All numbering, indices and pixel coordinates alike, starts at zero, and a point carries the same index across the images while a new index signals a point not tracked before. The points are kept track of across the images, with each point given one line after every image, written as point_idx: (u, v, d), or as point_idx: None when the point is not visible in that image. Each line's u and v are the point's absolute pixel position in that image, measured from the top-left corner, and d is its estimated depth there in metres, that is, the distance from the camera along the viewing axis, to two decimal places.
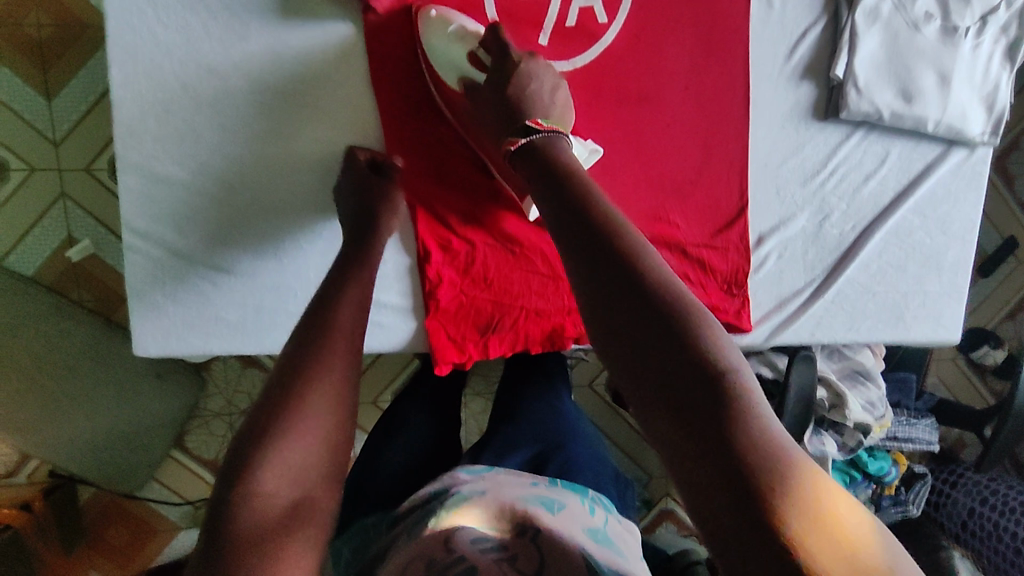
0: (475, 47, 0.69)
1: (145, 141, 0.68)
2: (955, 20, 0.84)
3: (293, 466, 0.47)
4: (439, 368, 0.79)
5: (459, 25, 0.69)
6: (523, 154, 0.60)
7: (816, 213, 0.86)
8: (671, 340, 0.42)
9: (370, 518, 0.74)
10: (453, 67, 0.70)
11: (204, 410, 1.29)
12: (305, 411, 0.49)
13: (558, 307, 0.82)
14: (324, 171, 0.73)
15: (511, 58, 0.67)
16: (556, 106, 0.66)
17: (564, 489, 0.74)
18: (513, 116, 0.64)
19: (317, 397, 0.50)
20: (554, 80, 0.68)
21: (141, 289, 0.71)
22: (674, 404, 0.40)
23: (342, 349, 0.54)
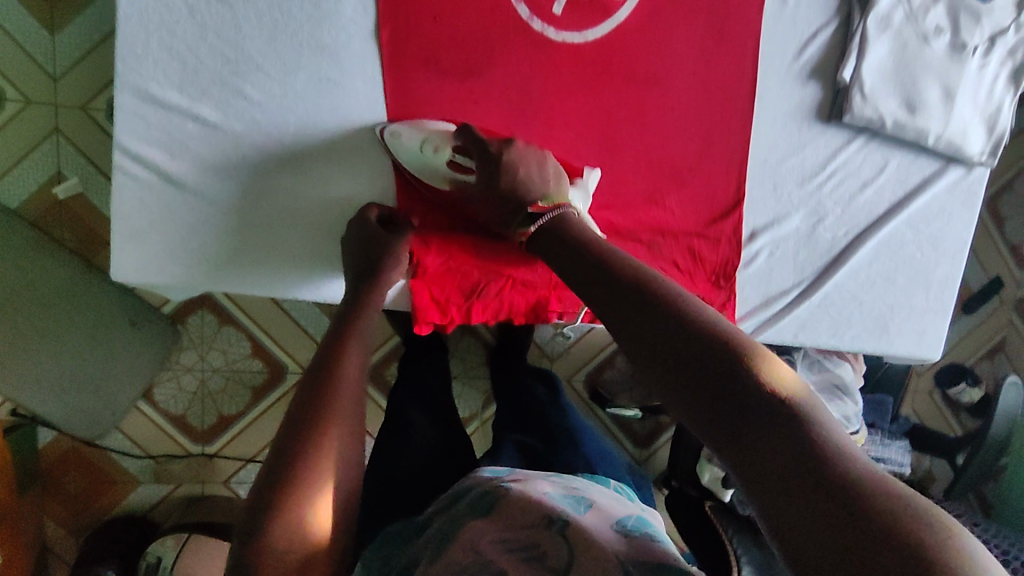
0: (451, 154, 0.70)
1: (145, 62, 0.66)
2: (964, 37, 0.84)
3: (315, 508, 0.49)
4: (419, 327, 0.79)
5: (426, 137, 0.70)
6: (536, 241, 0.66)
7: (810, 214, 0.87)
8: (701, 352, 0.47)
9: (393, 528, 0.70)
10: (438, 173, 0.71)
11: (175, 363, 1.25)
12: (320, 458, 0.50)
13: (545, 280, 0.81)
14: (324, 116, 0.72)
15: (491, 151, 0.68)
16: (549, 181, 0.69)
17: (587, 482, 0.70)
18: (513, 203, 0.68)
19: (329, 448, 0.51)
20: (540, 158, 0.69)
21: (126, 212, 0.69)
22: (710, 404, 0.44)
23: (346, 398, 0.55)
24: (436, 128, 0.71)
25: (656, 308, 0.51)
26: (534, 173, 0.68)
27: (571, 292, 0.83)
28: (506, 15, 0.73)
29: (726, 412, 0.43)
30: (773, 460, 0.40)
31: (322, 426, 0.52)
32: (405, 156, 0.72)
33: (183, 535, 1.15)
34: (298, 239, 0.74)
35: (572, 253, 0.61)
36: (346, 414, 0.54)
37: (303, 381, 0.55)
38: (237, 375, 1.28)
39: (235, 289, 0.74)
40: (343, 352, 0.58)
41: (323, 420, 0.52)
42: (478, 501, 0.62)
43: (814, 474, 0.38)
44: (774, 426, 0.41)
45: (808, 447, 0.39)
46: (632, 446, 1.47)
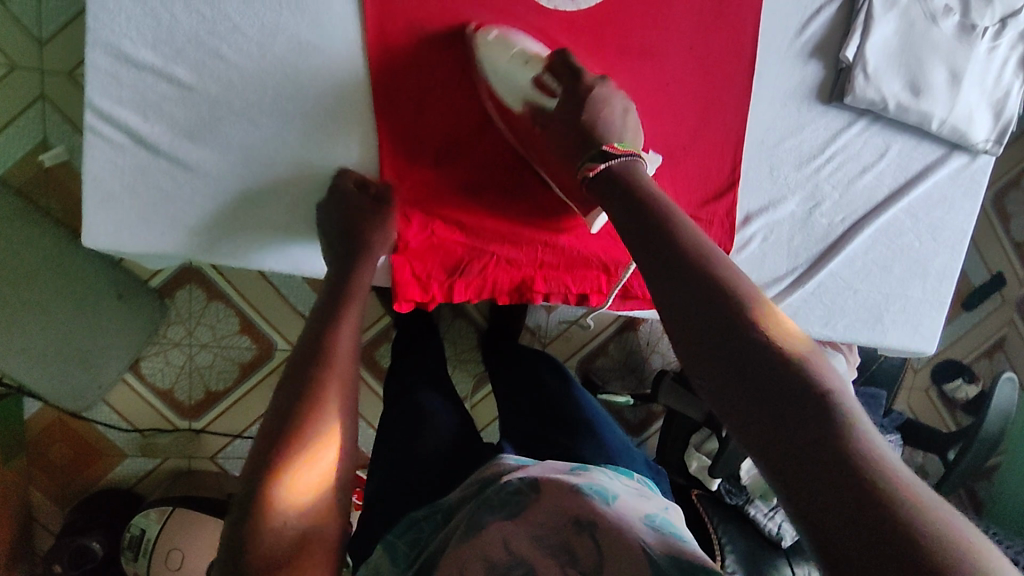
0: (542, 72, 0.69)
1: (117, 16, 0.64)
2: (975, 18, 0.81)
3: (314, 489, 0.51)
4: (399, 304, 0.76)
5: (521, 49, 0.70)
6: (600, 182, 0.61)
7: (807, 198, 0.84)
8: (703, 297, 0.48)
9: (420, 510, 0.69)
10: (518, 91, 0.69)
11: (161, 337, 1.24)
12: (321, 442, 0.53)
13: (530, 259, 0.79)
14: (304, 82, 0.69)
15: (583, 81, 0.67)
16: (627, 129, 0.67)
17: (615, 475, 0.68)
18: (588, 138, 0.64)
19: (326, 431, 0.54)
20: (625, 105, 0.67)
21: (99, 174, 0.67)
22: (711, 346, 0.46)
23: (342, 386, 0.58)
24: (527, 46, 0.70)
25: (659, 256, 0.52)
26: (618, 117, 0.66)
27: (560, 273, 0.80)
28: None
29: (728, 352, 0.45)
30: (757, 397, 0.43)
31: (321, 409, 0.54)
32: (490, 66, 0.70)
33: (167, 508, 1.13)
34: (279, 213, 0.72)
35: (633, 202, 0.58)
36: (342, 399, 0.57)
37: (294, 369, 0.58)
38: (225, 352, 1.27)
39: (214, 260, 0.72)
40: (338, 338, 0.61)
41: (321, 406, 0.55)
42: (503, 488, 0.61)
43: (799, 417, 0.41)
44: (763, 368, 0.43)
45: (804, 392, 0.42)
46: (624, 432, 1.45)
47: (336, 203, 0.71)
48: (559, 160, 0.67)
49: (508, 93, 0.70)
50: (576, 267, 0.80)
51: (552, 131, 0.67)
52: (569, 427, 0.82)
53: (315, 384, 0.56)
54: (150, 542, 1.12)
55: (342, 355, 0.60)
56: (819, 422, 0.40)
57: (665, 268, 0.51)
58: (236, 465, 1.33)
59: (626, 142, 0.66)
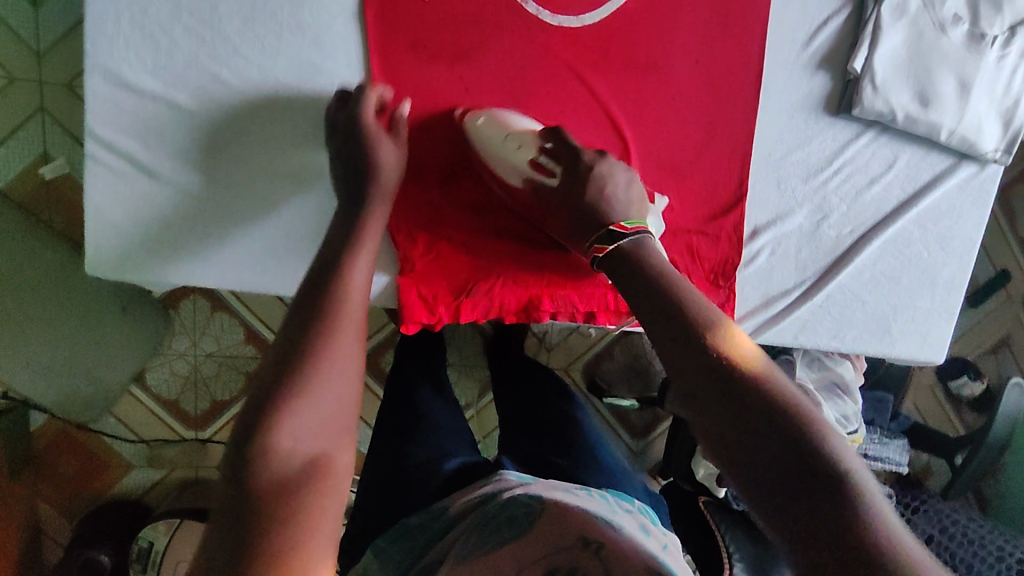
0: (537, 153, 0.68)
1: (116, 43, 0.63)
2: (984, 26, 0.79)
3: (321, 417, 0.47)
4: (406, 327, 0.75)
5: (513, 130, 0.69)
6: (610, 261, 0.59)
7: (815, 211, 0.83)
8: (686, 334, 0.50)
9: (415, 518, 0.68)
10: (516, 170, 0.69)
11: (166, 350, 1.23)
12: (330, 366, 0.49)
13: (536, 277, 0.78)
14: (306, 104, 0.69)
15: (582, 159, 0.66)
16: (632, 199, 0.65)
17: (616, 501, 0.67)
18: (592, 218, 0.63)
19: (333, 356, 0.50)
20: (629, 177, 0.67)
21: (101, 203, 0.66)
22: (694, 380, 0.48)
23: (354, 311, 0.54)
24: (520, 125, 0.71)
25: (647, 296, 0.55)
26: (621, 193, 0.65)
27: (567, 291, 0.79)
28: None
29: (709, 386, 0.47)
30: (737, 429, 0.45)
31: (329, 332, 0.51)
32: (487, 146, 0.70)
33: (175, 521, 1.14)
34: (282, 238, 0.71)
35: (630, 264, 0.58)
36: (352, 325, 0.53)
37: (299, 299, 0.53)
38: (232, 361, 1.26)
39: (217, 286, 0.71)
40: (349, 261, 0.57)
41: (329, 329, 0.51)
42: (509, 508, 0.60)
43: (777, 449, 0.42)
44: (741, 401, 0.45)
45: (781, 424, 0.43)
46: (628, 438, 1.44)
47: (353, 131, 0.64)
48: (566, 235, 0.66)
49: (506, 171, 0.70)
50: (583, 284, 0.79)
51: (556, 210, 0.66)
52: (575, 453, 0.81)
53: (323, 309, 0.52)
54: (158, 555, 1.12)
55: (352, 279, 0.55)
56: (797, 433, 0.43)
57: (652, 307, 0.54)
58: None
59: (633, 217, 0.64)
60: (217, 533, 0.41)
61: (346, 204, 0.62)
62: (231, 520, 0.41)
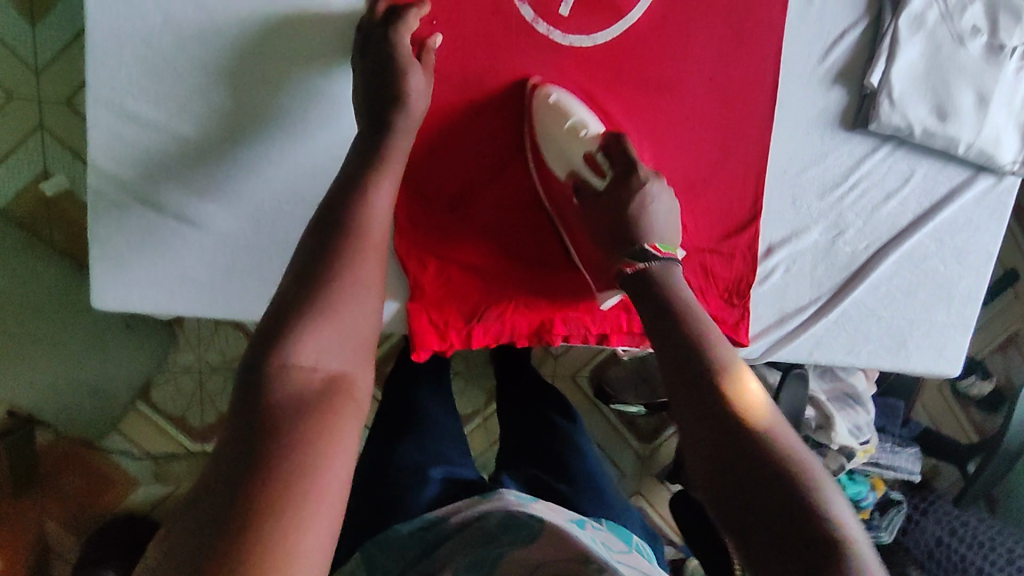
0: (595, 149, 0.68)
1: (119, 75, 0.63)
2: (1003, 38, 0.77)
3: (342, 337, 0.49)
4: (418, 355, 0.73)
5: (578, 122, 0.69)
6: (638, 281, 0.61)
7: (830, 227, 0.82)
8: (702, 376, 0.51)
9: (406, 525, 0.65)
10: (566, 160, 0.69)
11: (170, 364, 1.22)
12: (354, 290, 0.51)
13: (548, 300, 0.76)
14: (312, 130, 0.67)
15: (637, 174, 0.66)
16: (670, 227, 0.66)
17: (610, 535, 0.66)
18: (628, 235, 0.64)
19: (359, 278, 0.52)
20: (672, 204, 0.67)
21: (104, 236, 0.65)
22: (706, 423, 0.49)
23: (378, 239, 0.55)
24: (585, 116, 0.70)
25: (670, 334, 0.56)
26: (661, 217, 0.66)
27: (578, 314, 0.77)
28: (508, 18, 0.69)
29: (719, 432, 0.48)
30: (741, 479, 0.46)
31: (356, 257, 0.52)
32: (546, 129, 0.70)
33: None
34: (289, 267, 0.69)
35: (661, 302, 0.59)
36: (376, 253, 0.54)
37: (323, 220, 0.54)
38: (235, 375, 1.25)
39: (222, 316, 0.69)
40: (375, 190, 0.57)
41: (354, 253, 0.53)
42: (512, 537, 0.59)
43: (778, 504, 0.44)
44: (748, 451, 0.46)
45: (787, 481, 0.44)
46: (637, 442, 1.40)
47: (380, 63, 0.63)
48: (597, 249, 0.67)
49: (555, 157, 0.70)
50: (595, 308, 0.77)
51: (591, 212, 0.67)
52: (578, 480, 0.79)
53: (349, 234, 0.54)
54: None
55: (376, 209, 0.56)
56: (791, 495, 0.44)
57: (673, 345, 0.55)
58: None
59: (670, 243, 0.66)
60: (235, 427, 0.42)
61: (369, 135, 0.61)
62: (250, 416, 0.43)
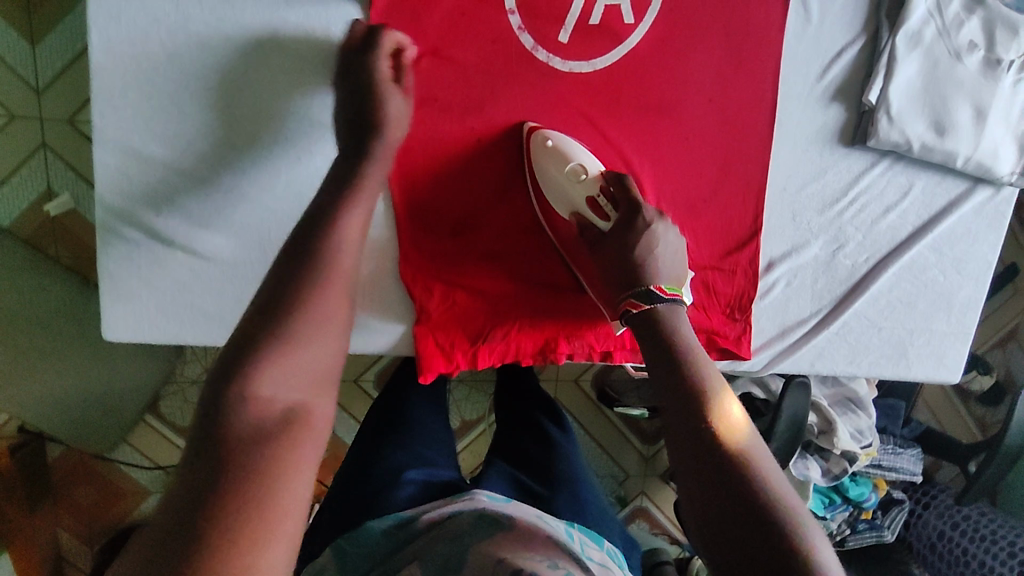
0: (596, 192, 0.69)
1: (125, 113, 0.63)
2: (1000, 52, 0.78)
3: (302, 373, 0.47)
4: (424, 377, 0.74)
5: (578, 164, 0.69)
6: (642, 320, 0.60)
7: (830, 241, 0.83)
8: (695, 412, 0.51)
9: (382, 522, 0.66)
10: (568, 202, 0.70)
11: (179, 376, 1.14)
12: (318, 324, 0.49)
13: (552, 320, 0.77)
14: (316, 161, 0.68)
15: (641, 217, 0.67)
16: (676, 266, 0.67)
17: (580, 536, 0.67)
18: (634, 275, 0.64)
19: (323, 312, 0.49)
20: (677, 244, 0.68)
21: (115, 271, 0.66)
22: (698, 462, 0.49)
23: (346, 267, 0.53)
24: (584, 158, 0.70)
25: (665, 366, 0.56)
26: (666, 257, 0.66)
27: (582, 334, 0.78)
28: (508, 46, 0.69)
29: (709, 472, 0.48)
30: (730, 520, 0.46)
31: (324, 288, 0.51)
32: (548, 173, 0.70)
33: None
34: None
35: (653, 333, 0.59)
36: (344, 284, 0.53)
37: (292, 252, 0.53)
38: None
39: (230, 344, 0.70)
40: (344, 219, 0.56)
41: (323, 282, 0.51)
42: (482, 538, 0.60)
43: (763, 548, 0.44)
44: (739, 493, 0.46)
45: (773, 526, 0.44)
46: (639, 443, 1.41)
47: (354, 81, 0.63)
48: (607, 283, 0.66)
49: (559, 202, 0.70)
50: (597, 326, 0.78)
51: (597, 254, 0.67)
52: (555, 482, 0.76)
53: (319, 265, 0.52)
54: None
55: (347, 238, 0.55)
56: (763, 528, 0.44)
57: (668, 379, 0.54)
58: None
59: (674, 283, 0.66)
60: (184, 471, 0.39)
61: (343, 162, 0.60)
62: (199, 459, 0.40)
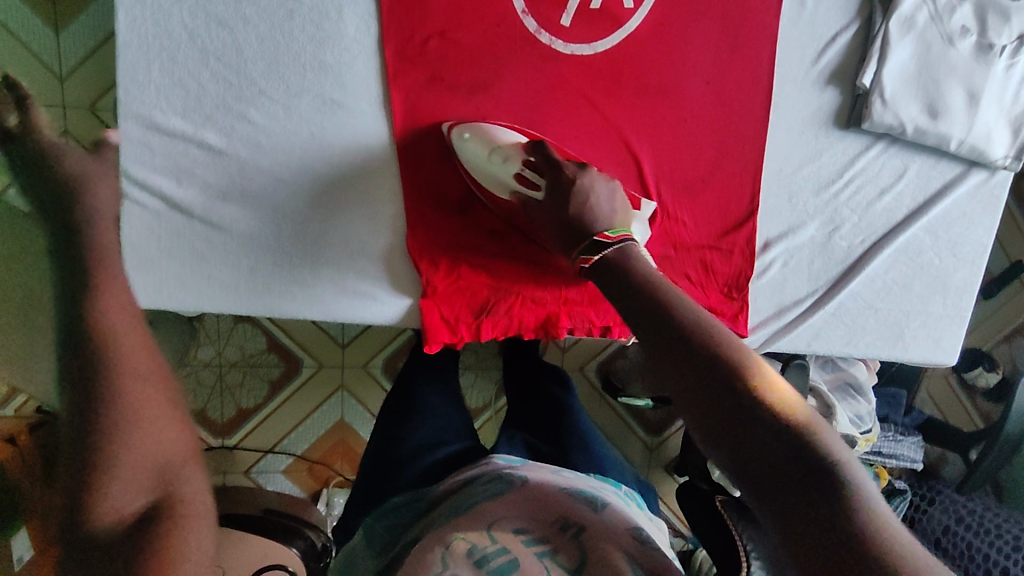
0: (520, 167, 0.69)
1: (147, 90, 0.66)
2: (992, 37, 0.80)
3: (143, 482, 0.38)
4: (430, 347, 0.77)
5: (497, 145, 0.70)
6: (597, 272, 0.60)
7: (827, 222, 0.85)
8: (705, 365, 0.49)
9: (400, 498, 0.72)
10: (500, 183, 0.71)
11: (192, 359, 1.16)
12: (134, 434, 0.37)
13: (555, 295, 0.80)
14: (330, 138, 0.71)
15: (566, 173, 0.67)
16: (616, 208, 0.66)
17: (597, 482, 0.70)
18: (578, 229, 0.64)
19: (134, 406, 0.38)
20: (611, 186, 0.67)
21: (135, 241, 0.68)
22: (714, 417, 0.47)
23: (132, 352, 0.39)
24: (505, 138, 0.71)
25: (662, 319, 0.53)
26: (605, 205, 0.65)
27: (583, 307, 0.81)
28: (513, 29, 0.72)
29: (726, 424, 0.46)
30: (765, 470, 0.44)
31: (111, 388, 0.37)
32: (472, 161, 0.71)
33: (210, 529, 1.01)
34: (309, 269, 0.74)
35: (622, 279, 0.58)
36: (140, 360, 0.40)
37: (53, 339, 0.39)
38: (255, 369, 1.21)
39: (244, 312, 0.73)
40: (97, 297, 0.41)
41: (100, 381, 0.38)
42: (494, 490, 0.63)
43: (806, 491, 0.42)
44: (768, 440, 0.44)
45: (814, 469, 0.42)
46: (643, 432, 1.43)
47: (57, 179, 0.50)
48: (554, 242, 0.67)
49: (495, 185, 0.72)
50: (597, 301, 0.81)
51: (541, 221, 0.67)
52: (561, 440, 0.79)
53: (91, 364, 0.38)
54: None
55: (113, 315, 0.41)
56: (807, 464, 0.43)
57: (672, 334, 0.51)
58: (270, 479, 1.25)
59: (618, 225, 0.64)
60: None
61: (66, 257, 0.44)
62: None
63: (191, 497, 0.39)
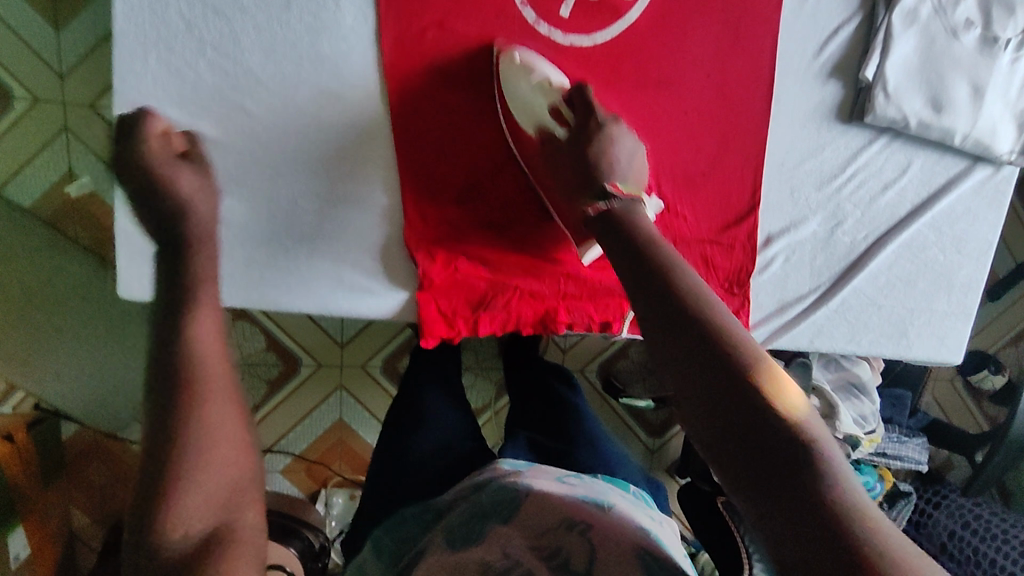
0: (559, 101, 0.70)
1: (144, 80, 0.66)
2: (996, 30, 0.79)
3: (210, 506, 0.42)
4: (425, 341, 0.76)
5: (543, 76, 0.71)
6: (600, 218, 0.60)
7: (829, 218, 0.84)
8: (700, 345, 0.46)
9: (410, 508, 0.70)
10: (533, 114, 0.71)
11: None
12: (209, 459, 0.42)
13: (554, 290, 0.79)
14: (327, 130, 0.71)
15: (597, 120, 0.67)
16: (632, 170, 0.66)
17: (605, 483, 0.68)
18: (589, 176, 0.63)
19: (213, 428, 0.43)
20: (634, 148, 0.67)
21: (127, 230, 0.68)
22: (706, 399, 0.44)
23: (212, 367, 0.45)
24: (550, 74, 0.71)
25: (661, 295, 0.50)
26: (624, 159, 0.65)
27: (582, 302, 0.80)
28: (511, 20, 0.72)
29: (718, 409, 0.43)
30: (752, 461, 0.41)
31: (191, 411, 0.43)
32: (512, 89, 0.71)
33: None
34: (305, 263, 0.73)
35: (631, 244, 0.55)
36: (223, 385, 0.45)
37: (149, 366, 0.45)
38: (254, 369, 1.20)
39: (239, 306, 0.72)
40: (194, 320, 0.46)
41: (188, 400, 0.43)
42: (508, 500, 0.62)
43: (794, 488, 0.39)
44: (761, 430, 0.42)
45: (805, 466, 0.40)
46: (644, 435, 1.42)
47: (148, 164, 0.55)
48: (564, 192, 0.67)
49: (524, 117, 0.72)
50: (596, 295, 0.80)
51: (557, 162, 0.68)
52: (569, 437, 0.78)
53: (180, 376, 0.44)
54: None
55: (204, 342, 0.46)
56: (797, 458, 0.40)
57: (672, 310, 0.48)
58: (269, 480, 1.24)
59: (630, 184, 0.64)
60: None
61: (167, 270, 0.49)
62: None
63: (247, 526, 0.43)
